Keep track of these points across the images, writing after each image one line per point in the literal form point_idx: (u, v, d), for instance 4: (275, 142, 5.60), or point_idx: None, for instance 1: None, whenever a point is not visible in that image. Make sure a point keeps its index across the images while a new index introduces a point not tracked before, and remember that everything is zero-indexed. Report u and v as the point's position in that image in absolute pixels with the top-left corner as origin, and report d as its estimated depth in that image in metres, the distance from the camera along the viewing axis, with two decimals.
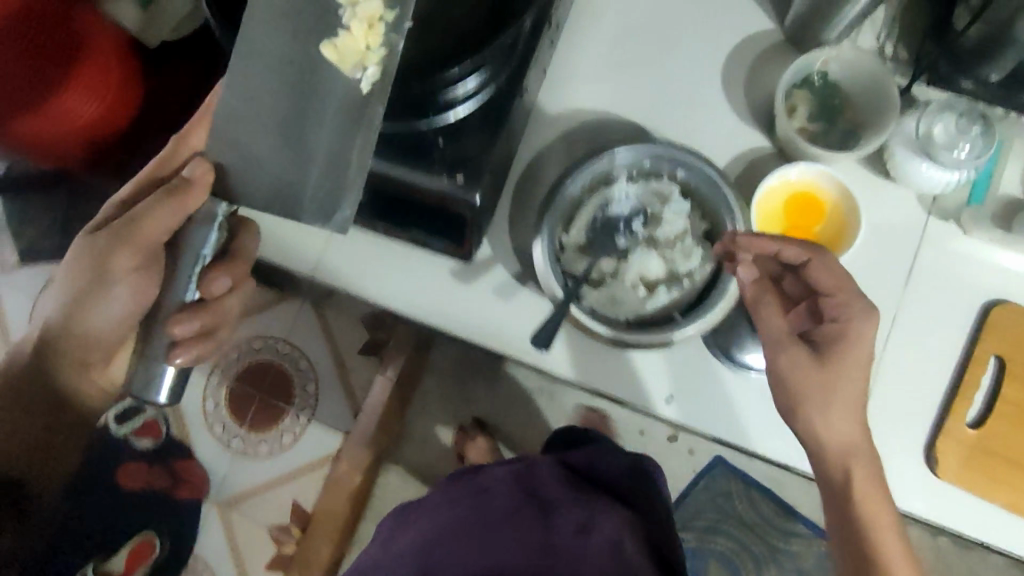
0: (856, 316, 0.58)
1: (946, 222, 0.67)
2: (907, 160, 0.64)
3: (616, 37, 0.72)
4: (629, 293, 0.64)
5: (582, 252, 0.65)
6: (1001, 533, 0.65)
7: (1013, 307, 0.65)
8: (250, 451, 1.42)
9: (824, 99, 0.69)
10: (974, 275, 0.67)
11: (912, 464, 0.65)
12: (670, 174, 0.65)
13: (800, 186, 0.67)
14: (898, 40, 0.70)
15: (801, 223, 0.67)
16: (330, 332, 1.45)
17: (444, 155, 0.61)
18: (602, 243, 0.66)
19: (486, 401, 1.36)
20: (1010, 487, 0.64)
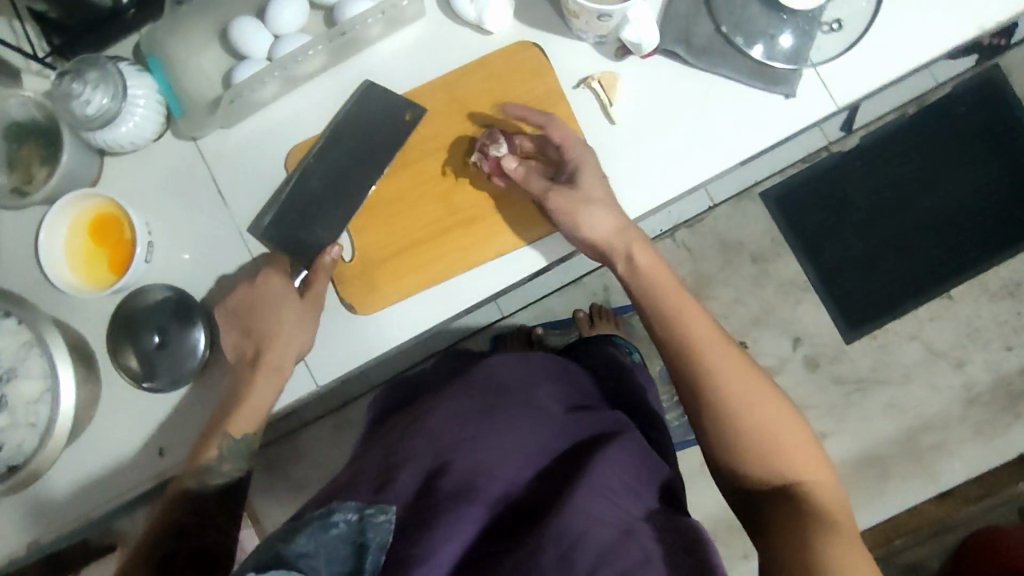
0: (381, 289, 0.73)
1: (203, 162, 0.76)
2: (94, 139, 0.72)
3: (48, 289, 0.76)
4: (194, 422, 0.76)
5: (148, 446, 0.76)
6: (431, 306, 0.74)
7: (293, 150, 0.75)
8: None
9: (210, 200, 0.77)
10: (241, 157, 0.76)
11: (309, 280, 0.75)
12: (143, 340, 0.74)
13: (83, 218, 0.74)
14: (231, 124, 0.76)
15: (103, 240, 0.75)
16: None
17: (28, 473, 0.69)
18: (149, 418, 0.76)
19: None
20: (408, 271, 0.73)
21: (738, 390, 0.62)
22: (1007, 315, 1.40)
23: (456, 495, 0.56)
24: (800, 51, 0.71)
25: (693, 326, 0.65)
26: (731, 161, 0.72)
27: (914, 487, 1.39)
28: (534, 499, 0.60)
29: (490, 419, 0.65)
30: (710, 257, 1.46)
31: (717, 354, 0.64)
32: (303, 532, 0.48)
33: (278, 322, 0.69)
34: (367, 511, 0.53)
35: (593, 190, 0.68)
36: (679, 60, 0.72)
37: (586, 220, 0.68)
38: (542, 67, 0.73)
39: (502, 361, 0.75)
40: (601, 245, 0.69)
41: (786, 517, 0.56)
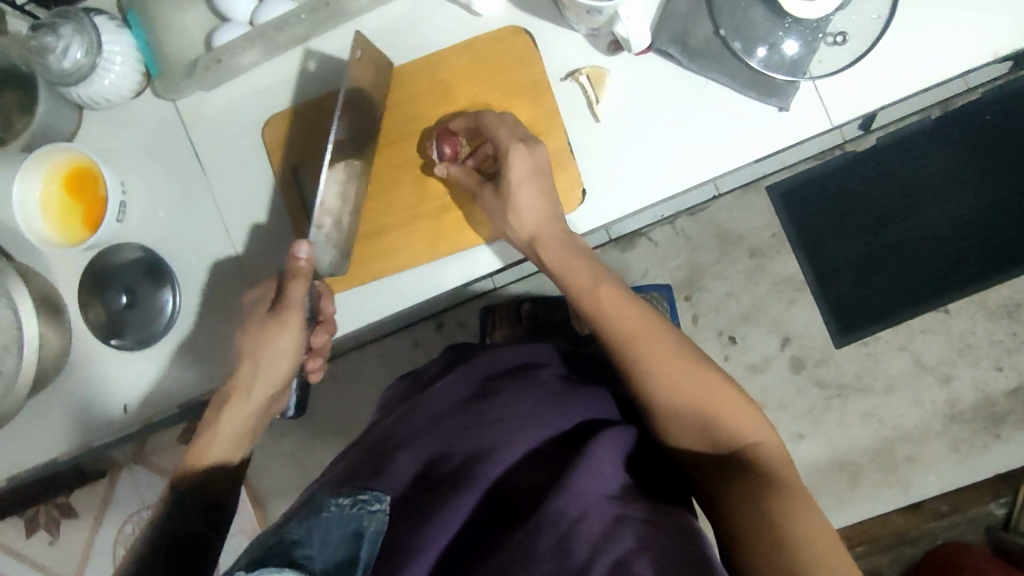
0: (353, 269, 0.73)
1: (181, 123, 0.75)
2: (71, 95, 0.72)
3: (20, 238, 0.76)
4: (158, 382, 0.76)
5: (111, 402, 0.76)
6: (402, 289, 0.74)
7: (273, 119, 0.74)
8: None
9: (187, 163, 0.76)
10: (221, 122, 0.75)
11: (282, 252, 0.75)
12: (112, 300, 0.75)
13: (57, 170, 0.73)
14: (211, 88, 0.75)
15: (76, 195, 0.74)
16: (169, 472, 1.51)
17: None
18: (114, 374, 0.76)
19: None
20: (381, 253, 0.73)
21: (667, 375, 0.62)
22: (1001, 334, 1.38)
23: (450, 482, 0.58)
24: (799, 62, 0.68)
25: (621, 321, 0.65)
26: (716, 172, 0.70)
27: (885, 497, 1.40)
28: (524, 472, 0.59)
29: (486, 402, 0.67)
30: (708, 247, 1.44)
31: (648, 338, 0.64)
32: (294, 523, 0.50)
33: (258, 326, 0.68)
34: (360, 498, 0.55)
35: (528, 206, 0.68)
36: (672, 61, 0.69)
37: (525, 230, 0.68)
38: (530, 55, 0.70)
39: (508, 353, 0.77)
40: (553, 273, 0.69)
41: (739, 490, 0.57)
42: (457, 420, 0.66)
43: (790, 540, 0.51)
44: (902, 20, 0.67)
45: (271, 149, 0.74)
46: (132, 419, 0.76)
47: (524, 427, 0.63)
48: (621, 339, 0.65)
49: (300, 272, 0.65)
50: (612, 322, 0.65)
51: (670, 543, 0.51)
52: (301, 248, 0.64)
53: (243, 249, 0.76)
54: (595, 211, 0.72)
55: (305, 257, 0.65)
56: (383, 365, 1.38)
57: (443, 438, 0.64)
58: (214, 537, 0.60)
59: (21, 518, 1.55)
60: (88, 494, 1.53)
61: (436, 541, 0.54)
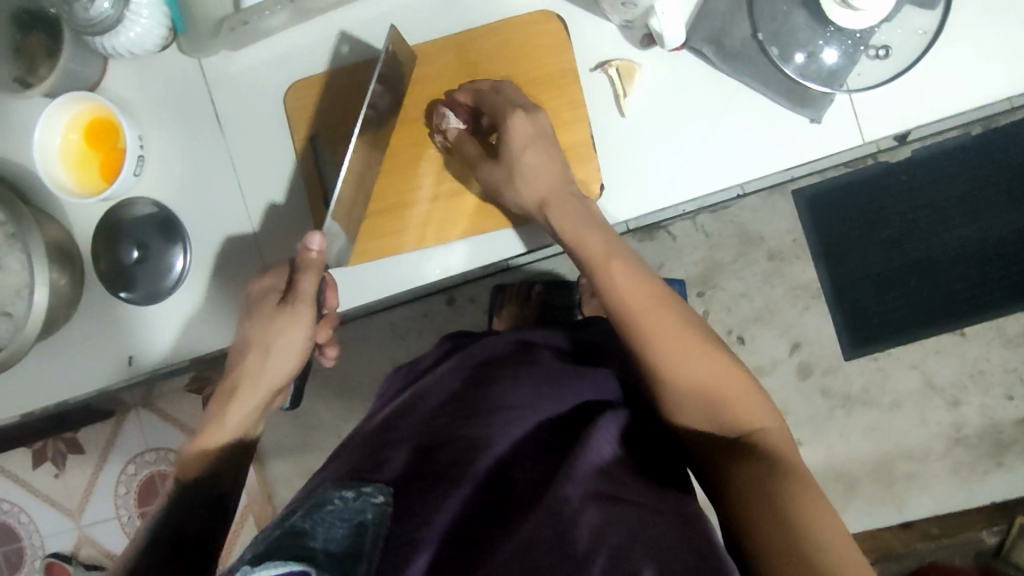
0: (364, 243, 0.73)
1: (205, 80, 0.75)
2: (95, 44, 0.71)
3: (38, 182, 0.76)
4: (164, 339, 0.77)
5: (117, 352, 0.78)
6: (411, 267, 0.74)
7: (297, 84, 0.73)
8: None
9: (207, 122, 0.75)
10: (244, 84, 0.75)
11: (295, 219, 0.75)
12: (122, 254, 0.75)
13: (79, 119, 0.74)
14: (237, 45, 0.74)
15: (96, 145, 0.75)
16: (174, 417, 1.54)
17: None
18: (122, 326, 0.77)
19: None
20: (393, 230, 0.73)
21: (674, 354, 0.61)
22: (1016, 363, 1.36)
23: (444, 470, 0.57)
24: (836, 73, 0.66)
25: (632, 295, 0.63)
26: (741, 178, 0.68)
27: (877, 512, 1.40)
28: (523, 464, 0.59)
29: (484, 391, 0.67)
30: (727, 246, 1.42)
31: (655, 315, 0.63)
32: (297, 515, 0.52)
33: (268, 318, 0.68)
34: (363, 492, 0.57)
35: (540, 171, 0.67)
36: (706, 61, 0.67)
37: (535, 197, 0.67)
38: (563, 44, 0.69)
39: (502, 338, 0.80)
40: (567, 240, 0.67)
41: (741, 469, 0.56)
42: (457, 409, 0.65)
43: (792, 516, 0.50)
44: (949, 39, 0.64)
45: (292, 115, 0.74)
46: (136, 371, 0.78)
47: (523, 415, 0.63)
48: (628, 315, 0.63)
49: (312, 263, 0.65)
50: (621, 294, 0.64)
51: (673, 529, 0.50)
52: (312, 239, 0.62)
53: (256, 213, 0.75)
54: (610, 204, 0.71)
55: (317, 249, 0.63)
56: (390, 334, 1.38)
57: (443, 427, 0.63)
58: (220, 528, 0.57)
59: (30, 448, 1.59)
60: (94, 430, 1.57)
61: (434, 525, 0.53)
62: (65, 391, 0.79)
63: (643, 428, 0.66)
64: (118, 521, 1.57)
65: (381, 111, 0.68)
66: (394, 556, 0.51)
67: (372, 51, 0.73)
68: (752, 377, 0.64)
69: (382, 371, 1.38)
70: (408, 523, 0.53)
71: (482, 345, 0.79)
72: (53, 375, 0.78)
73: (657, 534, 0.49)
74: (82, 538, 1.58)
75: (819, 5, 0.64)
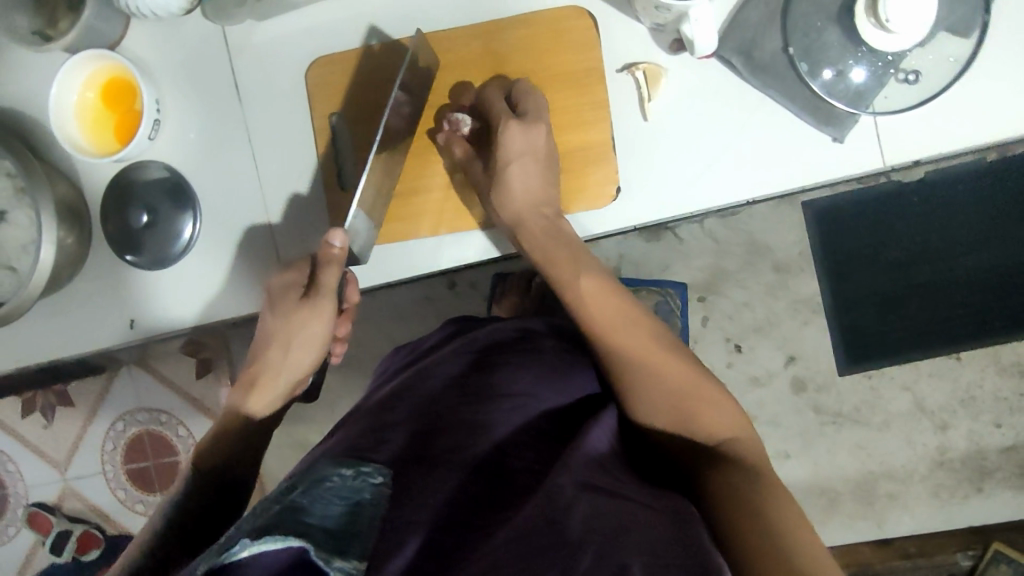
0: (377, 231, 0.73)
1: (228, 49, 0.74)
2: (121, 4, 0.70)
3: (51, 139, 0.75)
4: (168, 306, 0.77)
5: (121, 315, 0.78)
6: (421, 256, 0.73)
7: (321, 61, 0.73)
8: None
9: (226, 92, 0.75)
10: (267, 57, 0.74)
11: (308, 197, 0.75)
12: (133, 218, 0.75)
13: (97, 78, 0.73)
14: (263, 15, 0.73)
15: (111, 106, 0.74)
16: (167, 379, 1.54)
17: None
18: (126, 290, 0.77)
19: None
20: (407, 217, 0.72)
21: (642, 365, 0.63)
22: (1008, 392, 1.37)
23: (443, 454, 0.58)
24: (864, 93, 0.66)
25: (605, 314, 0.65)
26: (758, 192, 0.68)
27: (857, 527, 1.41)
28: (522, 450, 0.59)
29: (484, 383, 0.67)
30: (732, 253, 1.42)
31: (622, 327, 0.65)
32: (295, 492, 0.48)
33: (290, 311, 0.70)
34: (362, 471, 0.54)
35: (518, 184, 0.69)
36: (733, 71, 0.67)
37: (507, 211, 0.69)
38: (591, 43, 0.68)
39: (505, 324, 0.79)
40: (535, 259, 0.69)
41: (722, 474, 0.56)
42: (457, 398, 0.65)
43: (777, 520, 0.50)
44: (980, 68, 0.64)
45: (313, 93, 0.73)
46: (138, 335, 0.78)
47: (521, 413, 0.63)
48: (595, 328, 0.65)
49: (334, 259, 0.63)
50: (591, 309, 0.66)
51: (666, 518, 0.51)
52: (335, 237, 0.61)
53: (269, 187, 0.75)
54: (625, 209, 0.70)
55: (340, 246, 0.62)
56: (390, 314, 1.38)
57: (442, 414, 0.63)
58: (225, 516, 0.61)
59: (20, 397, 1.59)
60: (87, 385, 1.57)
61: (431, 505, 0.53)
62: (67, 349, 0.79)
63: (627, 431, 0.66)
64: (104, 476, 1.57)
65: (404, 97, 0.67)
66: (392, 536, 0.50)
67: (398, 34, 0.72)
68: (728, 393, 0.64)
69: (379, 350, 1.38)
70: (405, 503, 0.53)
71: (483, 331, 0.78)
72: (55, 331, 0.78)
73: (652, 524, 0.50)
74: (66, 490, 1.58)
75: (852, 22, 0.64)
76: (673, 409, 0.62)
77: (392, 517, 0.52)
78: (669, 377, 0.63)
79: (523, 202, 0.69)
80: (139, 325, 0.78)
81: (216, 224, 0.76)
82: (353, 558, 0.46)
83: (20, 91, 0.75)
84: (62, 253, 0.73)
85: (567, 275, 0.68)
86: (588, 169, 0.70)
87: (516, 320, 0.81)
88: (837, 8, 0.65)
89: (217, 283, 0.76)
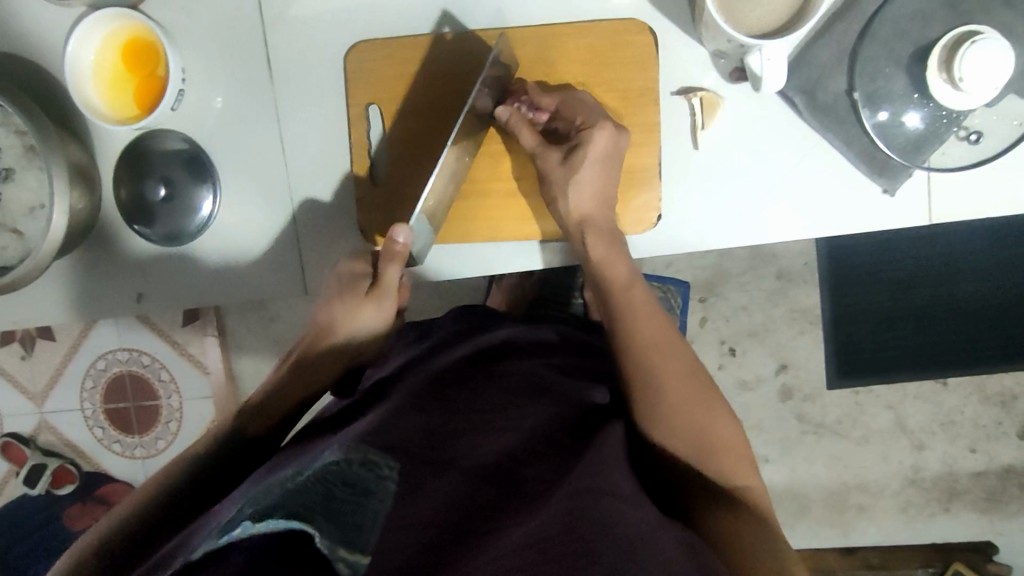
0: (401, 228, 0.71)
1: (261, 21, 0.69)
2: None
3: (65, 96, 0.71)
4: (178, 280, 0.74)
5: (129, 284, 0.75)
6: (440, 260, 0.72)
7: (362, 45, 0.69)
8: (153, 451, 1.54)
9: (254, 67, 0.70)
10: (302, 34, 0.70)
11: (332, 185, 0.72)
12: (151, 190, 0.72)
13: (120, 38, 0.68)
14: None
15: (133, 70, 0.69)
16: (153, 323, 1.50)
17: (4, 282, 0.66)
18: (134, 258, 0.74)
19: (283, 307, 1.54)
20: None
21: (680, 394, 0.63)
22: (987, 420, 1.41)
23: (456, 453, 0.54)
24: (921, 145, 0.63)
25: (643, 328, 0.65)
26: (798, 235, 0.67)
27: (823, 533, 1.46)
28: (532, 464, 0.56)
29: (496, 392, 0.64)
30: (738, 256, 1.41)
31: (671, 351, 0.64)
32: (308, 475, 0.45)
33: (353, 301, 0.69)
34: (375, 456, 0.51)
35: (588, 184, 0.65)
36: (793, 109, 0.65)
37: (573, 211, 0.66)
38: (649, 59, 0.65)
39: (515, 331, 0.80)
40: (592, 261, 0.67)
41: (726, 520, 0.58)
42: (469, 402, 0.62)
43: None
44: None
45: (348, 78, 0.70)
46: (145, 305, 0.75)
47: (533, 423, 0.61)
48: (642, 339, 0.64)
49: (397, 253, 0.64)
50: (640, 325, 0.65)
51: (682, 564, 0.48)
52: (399, 233, 0.62)
53: (293, 170, 0.72)
54: (661, 235, 0.69)
55: (402, 241, 0.62)
56: None
57: (455, 413, 0.60)
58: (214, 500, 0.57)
59: None
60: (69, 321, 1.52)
61: (444, 501, 0.49)
62: (67, 312, 0.76)
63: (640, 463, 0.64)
64: (82, 414, 1.55)
65: None
66: (390, 543, 0.44)
67: (442, 25, 0.69)
68: (744, 439, 0.66)
69: None
70: (417, 499, 0.48)
71: (493, 340, 0.76)
72: (58, 296, 0.75)
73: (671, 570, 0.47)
74: (42, 424, 1.56)
75: (924, 73, 0.61)
76: (692, 444, 0.63)
77: (393, 515, 0.46)
78: (706, 415, 0.64)
79: (590, 218, 0.66)
80: (145, 295, 0.75)
81: (234, 203, 0.73)
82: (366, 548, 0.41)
83: (34, 43, 0.71)
84: (73, 220, 0.70)
85: (611, 284, 0.66)
86: (627, 192, 0.68)
87: (526, 334, 0.79)
88: (908, 55, 0.62)
89: (231, 264, 0.74)
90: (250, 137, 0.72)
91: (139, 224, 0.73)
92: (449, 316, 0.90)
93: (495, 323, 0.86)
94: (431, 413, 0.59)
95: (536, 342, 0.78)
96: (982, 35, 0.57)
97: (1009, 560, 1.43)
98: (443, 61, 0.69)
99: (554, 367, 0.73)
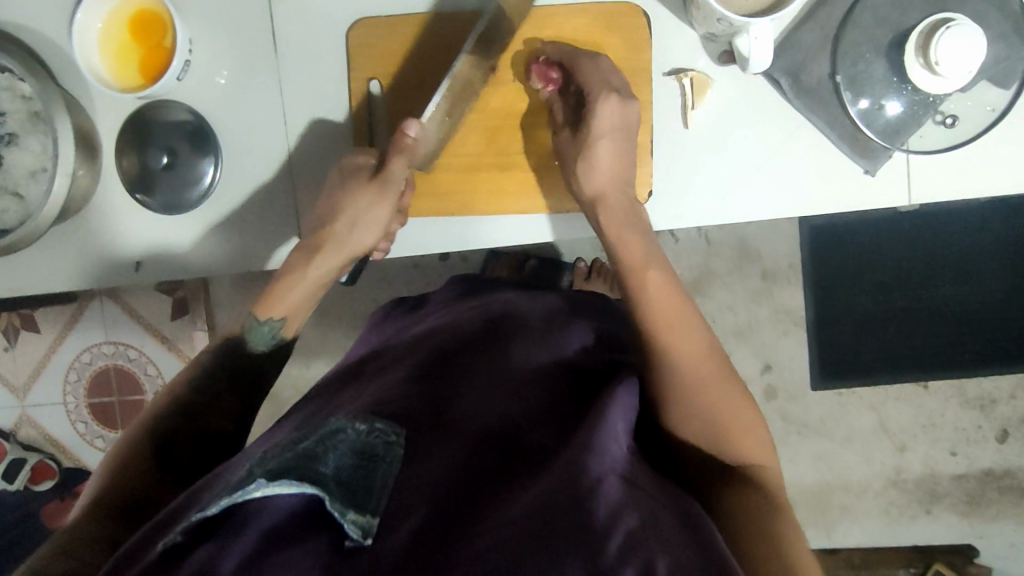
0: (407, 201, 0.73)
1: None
2: None
3: (72, 68, 0.73)
4: (177, 250, 0.75)
5: (128, 252, 0.76)
6: (441, 235, 0.75)
7: (366, 22, 0.71)
8: None
9: (258, 43, 0.72)
10: (307, 11, 0.72)
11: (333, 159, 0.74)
12: (152, 158, 0.73)
13: (125, 9, 0.70)
14: None
15: (137, 40, 0.71)
16: (140, 315, 1.50)
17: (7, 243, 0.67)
18: (134, 227, 0.75)
19: None
20: (428, 191, 0.73)
21: (699, 376, 0.60)
22: (967, 423, 1.43)
23: (456, 421, 0.55)
24: (899, 130, 0.66)
25: (662, 308, 0.62)
26: (784, 212, 0.69)
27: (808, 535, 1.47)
28: (532, 430, 0.57)
29: (495, 359, 0.65)
30: (723, 257, 1.44)
31: (690, 332, 0.61)
32: (309, 442, 0.45)
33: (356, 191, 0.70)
34: (376, 426, 0.52)
35: (597, 162, 0.66)
36: (779, 91, 0.68)
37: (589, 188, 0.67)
38: (641, 41, 0.68)
39: (516, 298, 0.80)
40: (609, 240, 0.66)
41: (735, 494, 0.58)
42: (468, 370, 0.63)
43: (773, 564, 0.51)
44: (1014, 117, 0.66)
45: (351, 54, 0.72)
46: (143, 273, 0.76)
47: (531, 388, 0.61)
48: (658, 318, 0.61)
49: (407, 149, 0.67)
50: (660, 304, 0.62)
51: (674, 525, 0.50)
52: (412, 126, 0.66)
53: (294, 144, 0.74)
54: (656, 211, 0.71)
55: (413, 133, 0.66)
56: (376, 277, 1.33)
57: (454, 383, 0.61)
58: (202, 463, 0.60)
59: None
60: (54, 312, 1.52)
61: (445, 468, 0.50)
62: (64, 281, 0.76)
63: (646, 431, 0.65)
64: (65, 407, 1.53)
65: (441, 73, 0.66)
66: (403, 499, 0.47)
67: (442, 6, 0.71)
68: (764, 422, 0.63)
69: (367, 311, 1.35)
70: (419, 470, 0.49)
71: (493, 307, 0.77)
72: (56, 265, 0.76)
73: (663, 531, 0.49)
74: (23, 417, 1.54)
75: (902, 57, 0.64)
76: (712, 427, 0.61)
77: (403, 476, 0.49)
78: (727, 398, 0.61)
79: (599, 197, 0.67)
80: (144, 263, 0.76)
81: (235, 175, 0.74)
82: (367, 513, 0.43)
83: (42, 15, 0.72)
84: (76, 187, 0.71)
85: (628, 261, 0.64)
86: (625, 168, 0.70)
87: (526, 301, 0.80)
88: (888, 41, 0.65)
89: (230, 234, 0.75)
90: (253, 111, 0.73)
91: (140, 193, 0.74)
92: (452, 282, 0.91)
93: (496, 290, 0.86)
94: (430, 384, 0.60)
95: (535, 307, 0.78)
96: (957, 22, 0.59)
97: (990, 562, 1.45)
98: (444, 38, 0.71)
99: (554, 326, 0.73)
